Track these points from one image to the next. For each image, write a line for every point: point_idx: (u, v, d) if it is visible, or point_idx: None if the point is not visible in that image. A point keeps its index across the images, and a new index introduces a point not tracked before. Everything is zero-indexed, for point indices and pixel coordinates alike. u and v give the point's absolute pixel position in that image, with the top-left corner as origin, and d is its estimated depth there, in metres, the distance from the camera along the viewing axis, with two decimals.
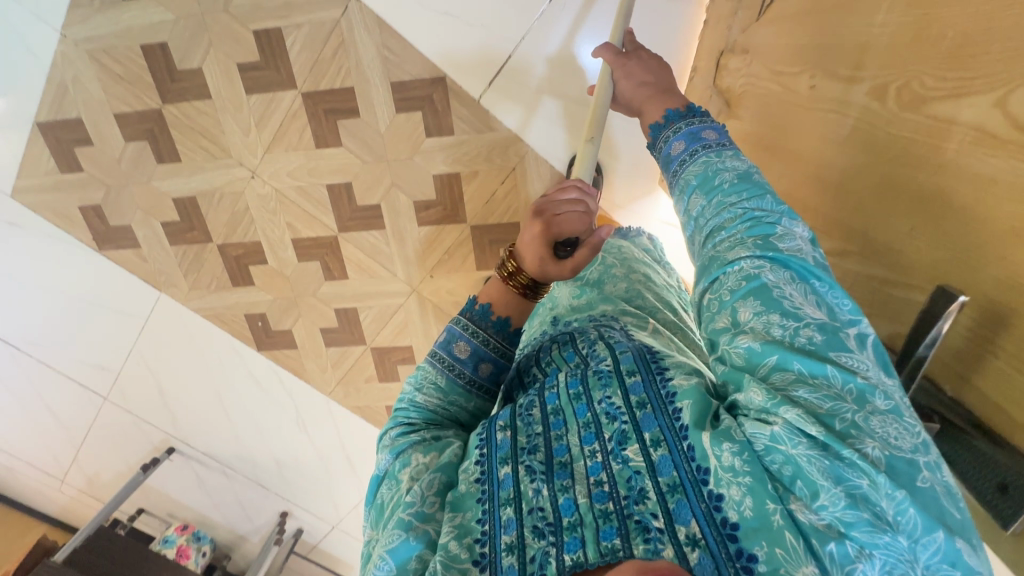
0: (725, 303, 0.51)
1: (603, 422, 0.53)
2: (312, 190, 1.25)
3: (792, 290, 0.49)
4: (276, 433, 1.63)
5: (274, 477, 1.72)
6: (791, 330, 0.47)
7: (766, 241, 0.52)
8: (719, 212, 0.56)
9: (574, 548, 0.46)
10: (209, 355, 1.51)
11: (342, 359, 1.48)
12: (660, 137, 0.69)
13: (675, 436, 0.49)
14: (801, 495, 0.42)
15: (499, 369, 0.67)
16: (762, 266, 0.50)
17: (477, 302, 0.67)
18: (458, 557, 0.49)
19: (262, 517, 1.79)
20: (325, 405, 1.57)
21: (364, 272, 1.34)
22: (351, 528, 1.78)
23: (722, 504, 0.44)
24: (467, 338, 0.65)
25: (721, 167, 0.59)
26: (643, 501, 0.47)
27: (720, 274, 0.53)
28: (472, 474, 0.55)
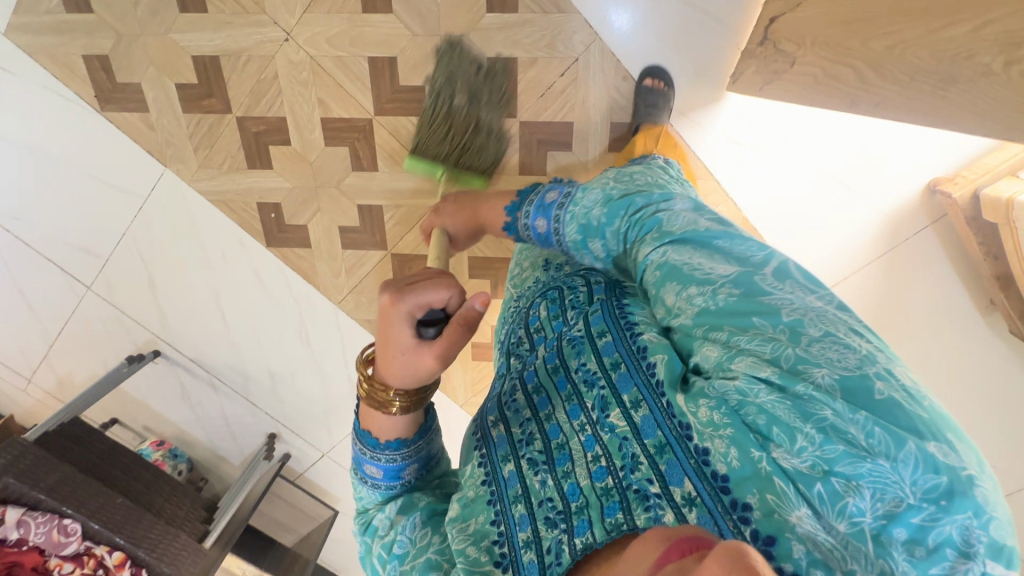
0: (656, 295, 0.53)
1: (583, 390, 0.53)
2: (351, 61, 1.15)
3: (699, 259, 0.50)
4: (275, 343, 1.51)
5: (266, 394, 1.60)
6: (710, 294, 0.47)
7: (661, 232, 0.56)
8: (623, 239, 0.61)
9: (583, 532, 0.46)
10: (210, 248, 1.38)
11: (358, 264, 1.37)
12: (521, 215, 0.77)
13: (653, 394, 0.48)
14: (778, 441, 0.40)
15: (425, 461, 0.63)
16: (665, 253, 0.53)
17: (366, 434, 0.62)
18: (478, 561, 0.51)
19: (248, 437, 1.67)
20: (332, 314, 1.45)
21: (396, 164, 1.24)
22: (342, 457, 1.67)
23: (709, 459, 0.43)
24: (371, 460, 0.61)
25: (590, 208, 0.66)
26: (637, 469, 0.46)
27: (642, 274, 0.56)
28: (478, 478, 0.56)
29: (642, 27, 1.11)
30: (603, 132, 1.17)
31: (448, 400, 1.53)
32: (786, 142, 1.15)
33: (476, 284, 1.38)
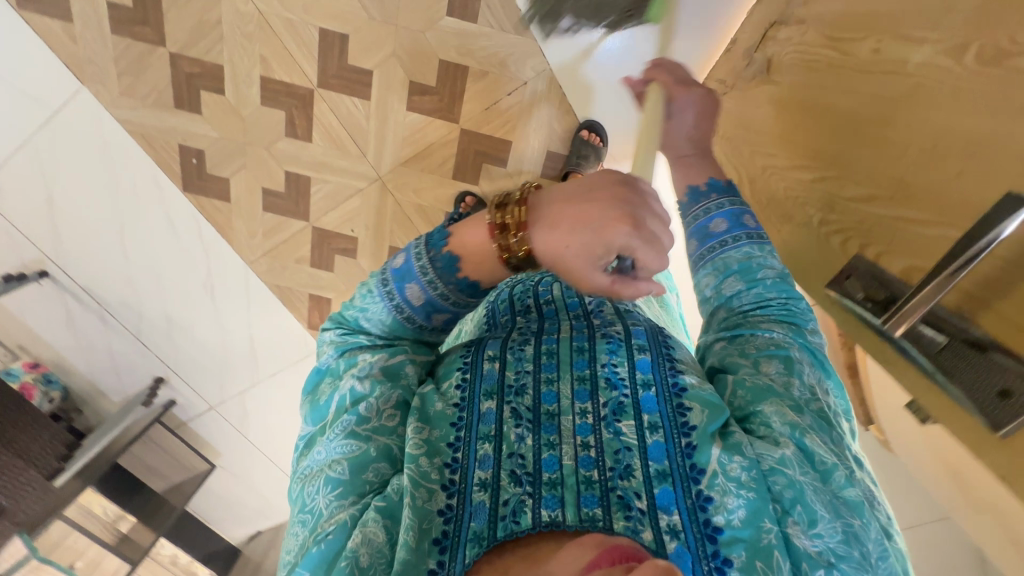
0: (747, 352, 0.58)
1: (601, 386, 0.55)
2: (302, 28, 1.12)
3: (810, 370, 0.57)
4: (179, 289, 1.46)
5: (160, 337, 1.55)
6: (806, 393, 0.55)
7: (800, 328, 0.60)
8: (759, 302, 0.61)
9: (552, 506, 0.48)
10: (122, 179, 1.31)
11: (277, 229, 1.35)
12: (693, 208, 0.68)
13: (674, 428, 0.52)
14: (799, 520, 0.47)
15: (453, 319, 0.64)
16: (793, 342, 0.58)
17: (443, 240, 0.60)
18: (428, 476, 0.52)
19: (133, 376, 1.61)
20: (243, 273, 1.42)
21: (331, 140, 1.23)
22: (230, 414, 1.68)
23: (711, 504, 0.47)
24: (423, 284, 0.60)
25: (767, 262, 0.63)
26: (627, 477, 0.50)
27: (750, 332, 0.59)
28: (451, 398, 0.57)
29: (625, 52, 1.09)
30: (537, 156, 1.21)
31: None
32: None
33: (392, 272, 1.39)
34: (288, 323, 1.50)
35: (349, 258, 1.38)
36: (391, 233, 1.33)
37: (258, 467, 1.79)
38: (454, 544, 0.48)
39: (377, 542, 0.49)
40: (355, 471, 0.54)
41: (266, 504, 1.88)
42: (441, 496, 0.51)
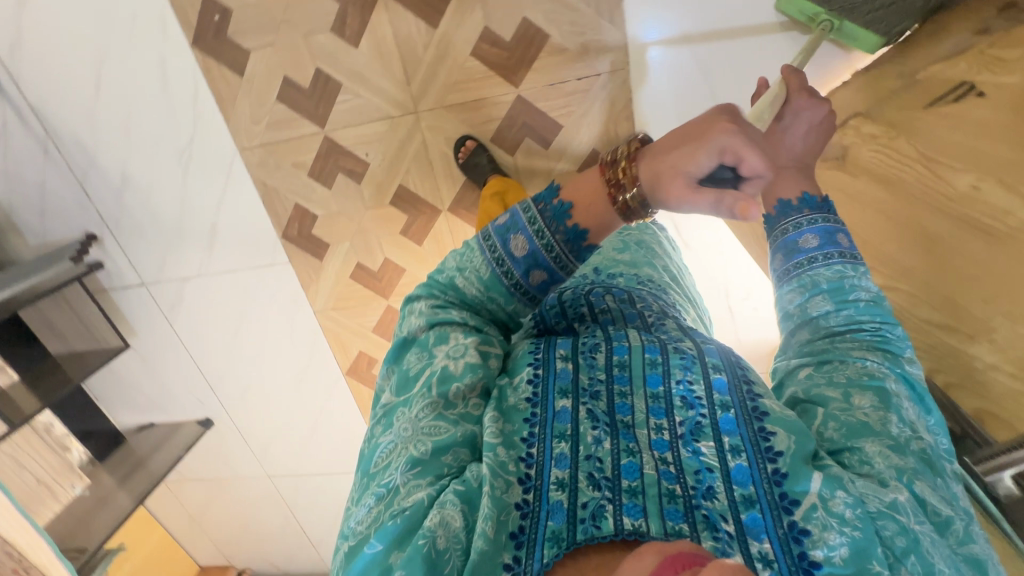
0: (838, 383, 0.58)
1: (677, 404, 0.58)
2: None
3: (909, 406, 0.57)
4: (149, 148, 1.30)
5: (108, 193, 1.38)
6: (906, 434, 0.55)
7: (894, 360, 0.61)
8: (851, 321, 0.63)
9: (635, 516, 0.49)
10: (122, 6, 1.14)
11: (285, 125, 1.23)
12: (783, 221, 0.70)
13: (758, 452, 0.53)
14: (910, 568, 0.46)
15: (551, 280, 0.67)
16: (889, 374, 0.59)
17: (555, 193, 0.66)
18: (506, 468, 0.54)
19: (62, 223, 1.43)
20: (229, 157, 1.29)
21: (378, 55, 1.12)
22: (161, 296, 1.55)
23: (807, 537, 0.47)
24: (530, 236, 0.65)
25: (861, 284, 0.65)
26: (711, 499, 0.51)
27: (841, 361, 0.60)
28: (524, 392, 0.61)
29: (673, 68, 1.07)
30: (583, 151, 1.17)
31: (304, 298, 1.49)
32: (712, 252, 1.29)
33: (391, 211, 1.31)
34: (261, 222, 1.37)
35: (351, 182, 1.28)
36: (405, 172, 1.25)
37: (173, 357, 1.67)
38: (531, 542, 0.49)
39: (455, 528, 0.50)
40: (436, 452, 0.57)
41: (170, 396, 1.77)
42: (517, 490, 0.53)
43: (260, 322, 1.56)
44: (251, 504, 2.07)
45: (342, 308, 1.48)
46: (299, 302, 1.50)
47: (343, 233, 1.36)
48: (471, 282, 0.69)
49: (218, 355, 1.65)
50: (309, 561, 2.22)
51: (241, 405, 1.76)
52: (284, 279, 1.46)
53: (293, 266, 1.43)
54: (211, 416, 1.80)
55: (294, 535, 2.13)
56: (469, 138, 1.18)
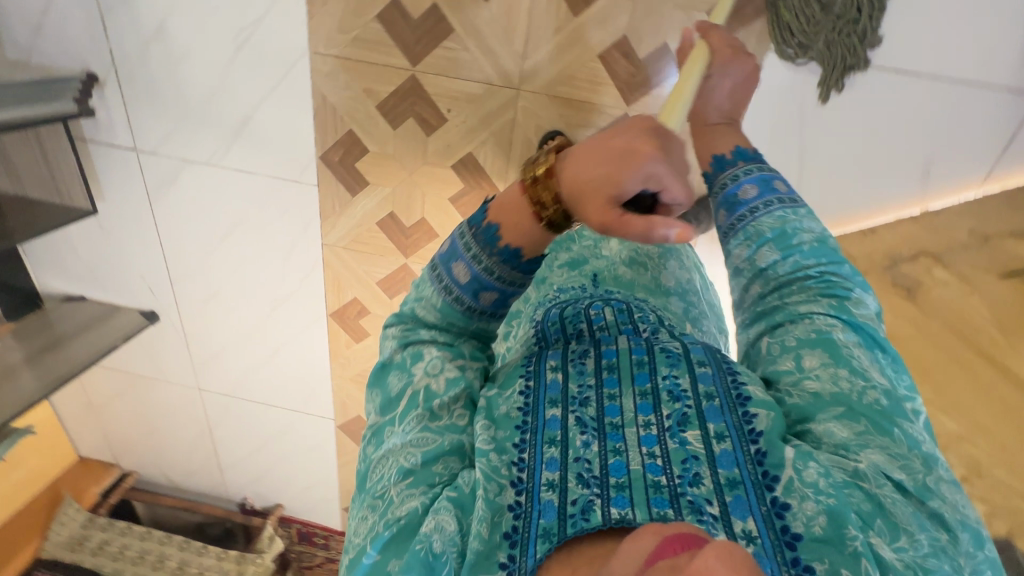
0: (791, 348, 0.67)
1: (664, 399, 0.61)
2: None
3: (859, 353, 0.64)
4: (204, 8, 1.13)
5: (130, 37, 1.19)
6: (861, 387, 0.61)
7: (839, 305, 0.69)
8: (795, 270, 0.73)
9: (623, 506, 0.52)
10: None
11: (375, 48, 1.12)
12: (722, 175, 0.83)
13: (741, 437, 0.58)
14: (880, 532, 0.52)
15: (503, 296, 0.68)
16: (836, 325, 0.66)
17: (483, 217, 0.67)
18: (499, 472, 0.58)
19: (60, 50, 1.21)
20: (294, 56, 1.15)
21: (505, 19, 1.06)
22: (150, 170, 1.36)
23: (788, 512, 0.52)
24: (467, 263, 0.66)
25: (800, 231, 0.75)
26: (696, 486, 0.54)
27: (792, 324, 0.69)
28: (516, 404, 0.64)
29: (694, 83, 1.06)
30: None
31: (316, 228, 1.38)
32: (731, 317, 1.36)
33: (449, 174, 1.24)
34: (302, 136, 1.24)
35: (421, 131, 1.20)
36: (480, 142, 1.19)
37: (136, 237, 1.48)
38: (525, 541, 0.53)
39: (449, 532, 0.55)
40: (427, 462, 0.61)
41: (115, 276, 1.57)
42: (509, 492, 0.57)
43: (254, 235, 1.42)
44: (164, 412, 1.90)
45: (355, 251, 1.40)
46: (309, 230, 1.39)
47: (389, 179, 1.27)
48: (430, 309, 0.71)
49: (192, 252, 1.49)
50: (208, 482, 2.09)
51: (197, 311, 1.60)
52: (303, 201, 1.34)
53: (318, 192, 1.32)
54: (156, 311, 1.62)
55: (203, 452, 1.99)
56: (559, 136, 1.09)
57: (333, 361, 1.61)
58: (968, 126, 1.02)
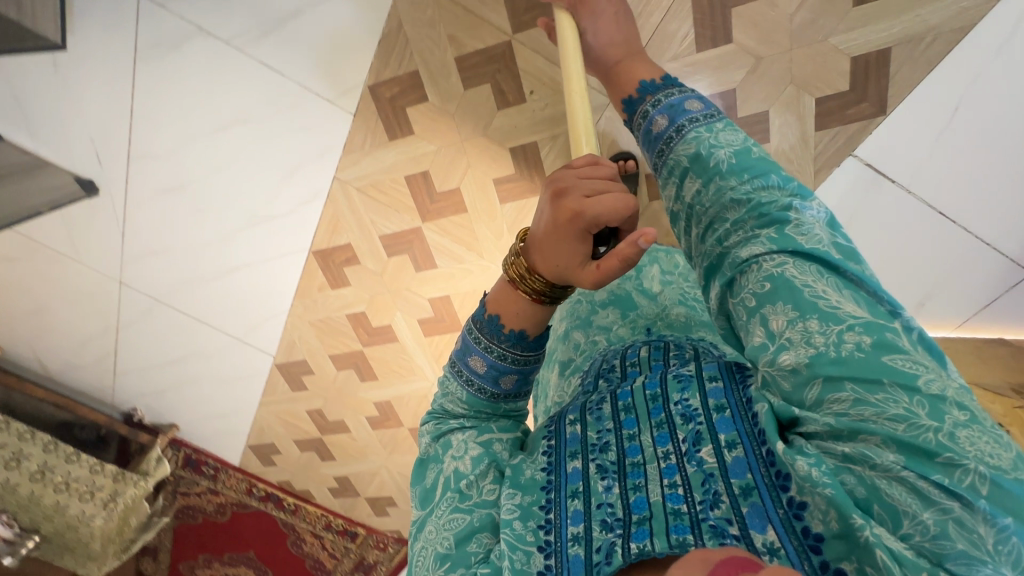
0: (749, 308, 0.46)
1: (678, 422, 0.48)
2: None
3: (824, 286, 0.43)
4: None
5: None
6: (832, 338, 0.41)
7: (784, 232, 0.47)
8: (721, 196, 0.52)
9: (641, 539, 0.43)
10: None
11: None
12: (636, 123, 0.66)
13: (752, 438, 0.44)
14: (880, 521, 0.37)
15: (524, 375, 0.57)
16: (784, 261, 0.45)
17: (484, 309, 0.57)
18: (525, 540, 0.47)
19: None
20: None
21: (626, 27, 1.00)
22: (151, 26, 1.12)
23: (806, 513, 0.39)
24: (483, 353, 0.56)
25: (718, 145, 0.55)
26: (717, 507, 0.43)
27: (740, 274, 0.47)
28: (540, 462, 0.53)
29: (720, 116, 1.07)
30: None
31: (334, 158, 1.23)
32: None
33: (503, 156, 1.15)
34: (359, 56, 1.10)
35: (492, 101, 1.10)
36: (550, 136, 1.11)
37: (104, 91, 1.21)
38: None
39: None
40: (460, 542, 0.50)
41: (54, 126, 1.26)
42: (539, 556, 0.47)
43: (256, 141, 1.23)
44: (61, 294, 1.59)
45: (369, 197, 1.26)
46: (324, 158, 1.23)
47: (437, 138, 1.16)
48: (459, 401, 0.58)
49: (169, 133, 1.25)
50: (92, 381, 1.81)
51: (150, 198, 1.36)
52: (329, 126, 1.19)
53: (352, 122, 1.17)
54: (97, 182, 1.35)
55: (97, 351, 1.72)
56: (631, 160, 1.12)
57: (299, 297, 1.48)
58: (964, 282, 1.14)
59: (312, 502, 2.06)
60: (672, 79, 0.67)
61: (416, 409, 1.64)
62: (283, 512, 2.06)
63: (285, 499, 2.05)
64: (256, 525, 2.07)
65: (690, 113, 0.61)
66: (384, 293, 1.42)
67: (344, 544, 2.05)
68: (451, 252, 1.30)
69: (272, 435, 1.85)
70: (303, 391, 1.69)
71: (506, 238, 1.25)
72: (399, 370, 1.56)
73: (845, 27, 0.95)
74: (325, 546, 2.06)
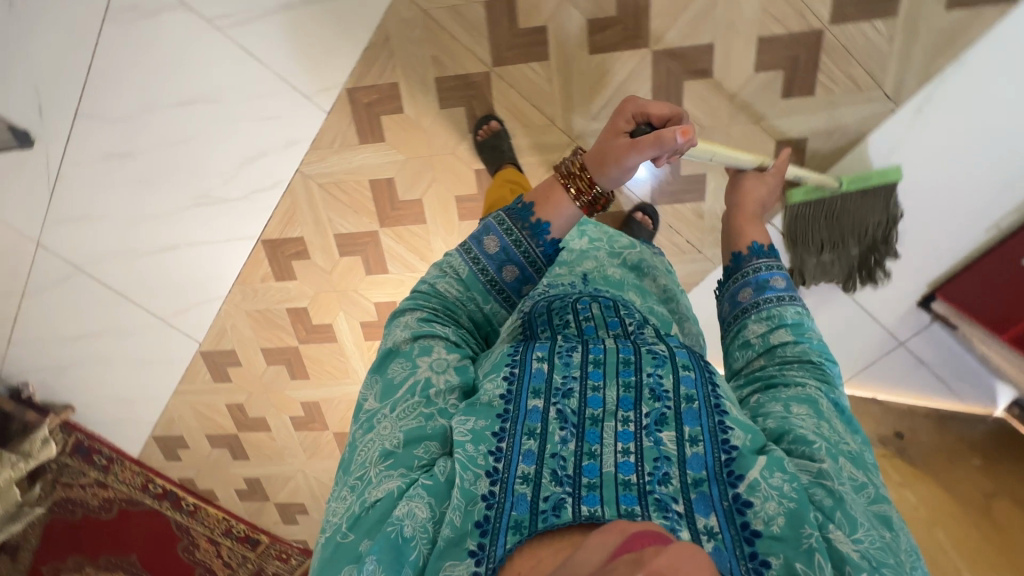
0: (779, 394, 0.58)
1: (645, 395, 0.55)
2: (702, 23, 1.03)
3: (841, 414, 0.57)
4: None
5: None
6: (840, 432, 0.54)
7: (831, 378, 0.60)
8: (800, 356, 0.61)
9: (592, 504, 0.46)
10: None
11: (467, 31, 1.09)
12: (746, 263, 0.72)
13: (716, 442, 0.51)
14: (840, 525, 0.46)
15: (523, 279, 0.68)
16: (823, 385, 0.58)
17: (518, 200, 0.69)
18: (476, 462, 0.51)
19: None
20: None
21: (593, 82, 1.10)
22: None
23: (749, 509, 0.47)
24: (500, 234, 0.67)
25: (810, 324, 0.65)
26: (665, 485, 0.49)
27: (784, 376, 0.60)
28: (498, 390, 0.56)
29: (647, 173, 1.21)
30: None
31: (300, 151, 1.24)
32: None
33: (468, 175, 1.22)
34: (340, 60, 1.14)
35: (465, 124, 1.17)
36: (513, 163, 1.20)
37: (64, 43, 1.17)
38: (494, 530, 0.47)
39: (421, 519, 0.50)
40: (407, 444, 0.56)
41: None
42: (484, 481, 0.50)
43: (222, 122, 1.22)
44: None
45: (330, 194, 1.28)
46: (290, 149, 1.24)
47: (407, 148, 1.20)
48: (452, 287, 0.68)
49: (128, 98, 1.22)
50: None
51: (92, 161, 1.30)
52: (300, 120, 1.20)
53: (324, 120, 1.20)
54: (34, 135, 1.27)
55: None
56: (494, 124, 1.14)
57: (239, 285, 1.44)
58: (856, 342, 1.32)
59: (214, 505, 1.95)
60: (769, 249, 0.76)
61: (344, 412, 1.62)
62: (179, 514, 1.91)
63: (183, 499, 1.92)
64: (146, 526, 1.89)
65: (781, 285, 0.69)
66: (330, 291, 1.42)
67: (242, 552, 1.93)
68: (404, 260, 1.34)
69: (182, 427, 1.74)
70: (225, 383, 1.62)
71: None
72: (333, 370, 1.55)
73: (775, 115, 1.09)
74: (219, 555, 1.91)
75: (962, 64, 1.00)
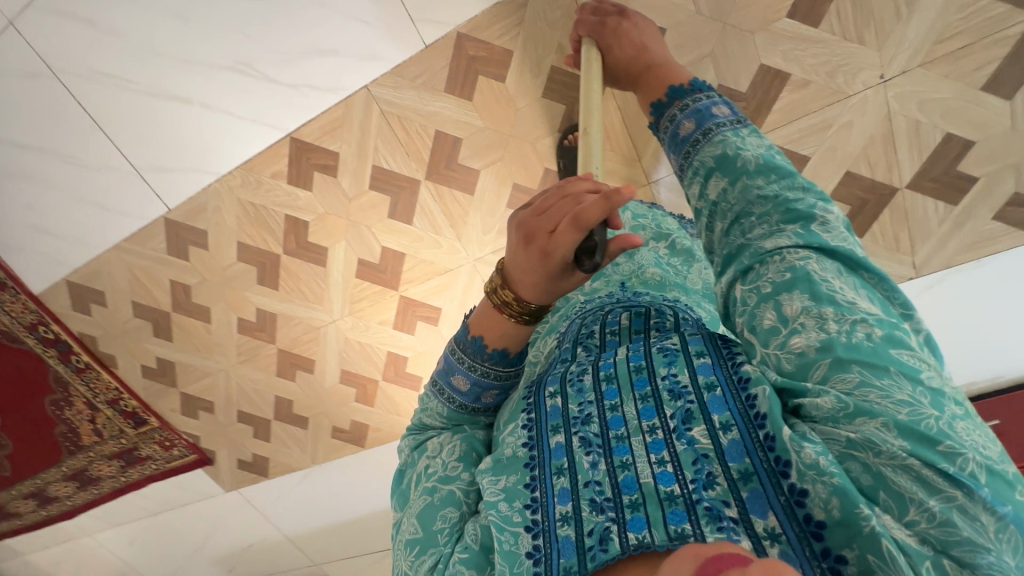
0: (766, 294, 0.51)
1: (665, 398, 0.50)
2: (806, 136, 1.08)
3: (837, 280, 0.50)
4: None
5: None
6: (845, 325, 0.46)
7: (807, 228, 0.53)
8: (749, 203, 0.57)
9: (638, 528, 0.44)
10: None
11: None
12: (659, 122, 0.73)
13: (749, 424, 0.46)
14: (886, 508, 0.41)
15: (501, 397, 0.66)
16: (808, 257, 0.51)
17: (465, 331, 0.65)
18: (511, 520, 0.50)
19: None
20: None
21: None
22: None
23: (807, 499, 0.42)
24: (466, 373, 0.63)
25: (745, 146, 0.61)
26: (711, 489, 0.45)
27: (760, 264, 0.53)
28: (518, 439, 0.54)
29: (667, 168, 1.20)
30: None
31: (378, 69, 1.13)
32: None
33: (535, 170, 1.19)
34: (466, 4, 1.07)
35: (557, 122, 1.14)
36: None
37: None
38: None
39: None
40: (428, 527, 0.56)
41: None
42: (525, 538, 0.48)
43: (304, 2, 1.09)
44: None
45: (388, 126, 1.19)
46: (367, 63, 1.13)
47: (489, 119, 1.15)
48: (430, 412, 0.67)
49: None
50: None
51: None
52: (392, 39, 1.11)
53: (419, 52, 1.12)
54: None
55: None
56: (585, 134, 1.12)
57: (242, 170, 1.29)
58: None
59: (109, 372, 1.71)
60: (699, 83, 0.73)
61: (298, 334, 1.54)
62: (63, 367, 1.68)
63: (75, 354, 1.67)
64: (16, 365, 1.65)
65: (716, 117, 0.67)
66: (341, 218, 1.32)
67: (121, 426, 1.78)
68: (432, 220, 1.28)
69: (109, 282, 1.55)
70: (180, 259, 1.46)
71: (492, 236, 1.28)
72: (306, 292, 1.45)
73: None
74: (92, 419, 1.76)
75: (979, 263, 1.14)
